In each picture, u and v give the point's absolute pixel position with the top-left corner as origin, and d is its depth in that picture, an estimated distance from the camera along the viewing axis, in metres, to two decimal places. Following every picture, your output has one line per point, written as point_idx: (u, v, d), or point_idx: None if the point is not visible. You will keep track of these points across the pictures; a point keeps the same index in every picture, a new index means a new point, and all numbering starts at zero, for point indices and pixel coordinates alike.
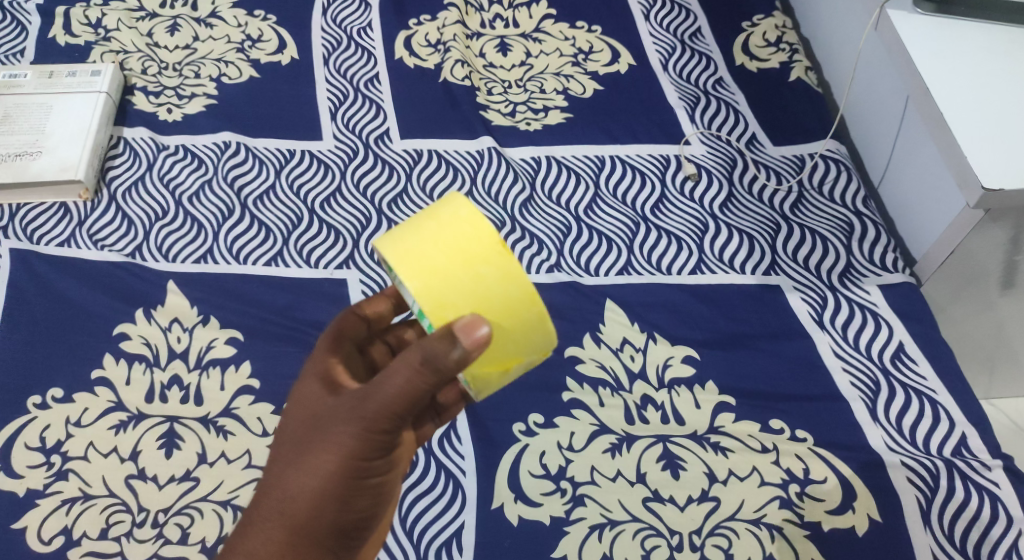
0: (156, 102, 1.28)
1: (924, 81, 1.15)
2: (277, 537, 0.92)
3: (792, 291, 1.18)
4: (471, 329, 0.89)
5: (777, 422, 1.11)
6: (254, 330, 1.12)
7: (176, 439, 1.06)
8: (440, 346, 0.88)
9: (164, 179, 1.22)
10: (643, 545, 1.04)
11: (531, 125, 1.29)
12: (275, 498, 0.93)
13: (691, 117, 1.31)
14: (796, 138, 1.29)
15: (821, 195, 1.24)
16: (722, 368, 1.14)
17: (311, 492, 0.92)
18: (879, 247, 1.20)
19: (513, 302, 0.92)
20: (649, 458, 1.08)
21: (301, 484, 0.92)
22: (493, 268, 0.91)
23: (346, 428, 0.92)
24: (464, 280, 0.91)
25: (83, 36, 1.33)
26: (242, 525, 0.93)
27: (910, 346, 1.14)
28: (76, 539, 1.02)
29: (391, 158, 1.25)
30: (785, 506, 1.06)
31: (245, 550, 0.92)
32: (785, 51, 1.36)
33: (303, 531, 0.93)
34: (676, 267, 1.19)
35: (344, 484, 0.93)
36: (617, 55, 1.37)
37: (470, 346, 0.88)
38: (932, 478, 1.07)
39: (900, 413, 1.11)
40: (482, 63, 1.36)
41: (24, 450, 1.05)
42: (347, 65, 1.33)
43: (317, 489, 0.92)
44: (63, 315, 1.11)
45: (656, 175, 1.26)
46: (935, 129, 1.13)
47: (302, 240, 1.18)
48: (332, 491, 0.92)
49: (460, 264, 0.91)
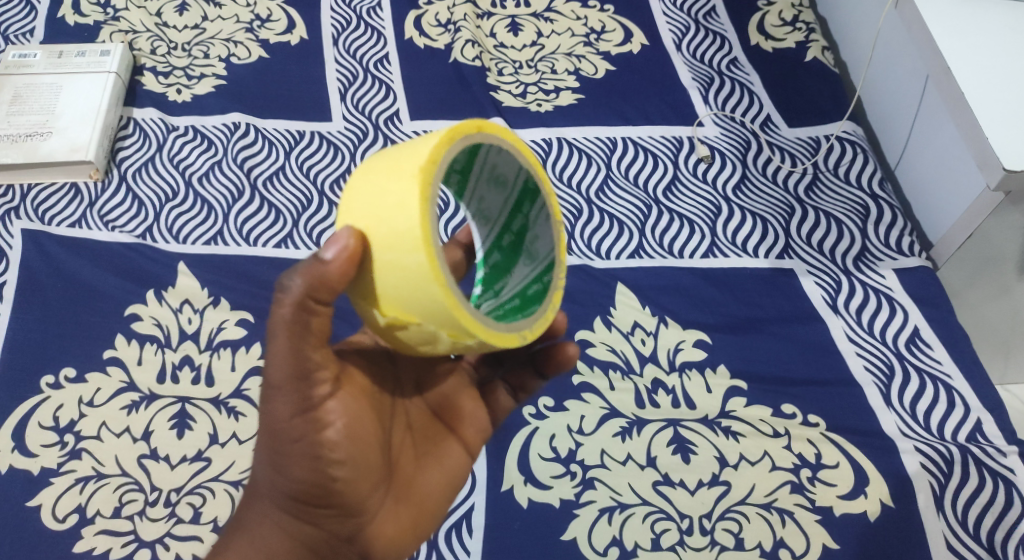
0: (165, 82, 1.27)
1: (945, 60, 1.12)
2: (272, 516, 0.92)
3: (806, 275, 1.17)
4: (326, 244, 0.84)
5: (790, 407, 1.10)
6: (264, 311, 1.12)
7: (188, 419, 1.07)
8: (311, 271, 0.85)
9: (174, 160, 1.21)
10: (653, 529, 1.04)
11: (543, 106, 1.28)
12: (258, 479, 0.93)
13: (705, 97, 1.29)
14: (812, 119, 1.27)
15: (836, 177, 1.22)
16: (734, 352, 1.13)
17: (275, 463, 0.90)
18: (895, 230, 1.19)
19: (393, 243, 0.82)
20: (660, 442, 1.08)
21: (263, 462, 0.91)
22: (392, 204, 0.82)
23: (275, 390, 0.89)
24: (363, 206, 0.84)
25: (92, 15, 1.32)
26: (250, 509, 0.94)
27: (925, 331, 1.13)
28: (89, 518, 1.02)
29: (401, 139, 1.24)
30: (797, 491, 1.06)
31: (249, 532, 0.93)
32: (802, 30, 1.34)
33: (285, 508, 0.91)
34: (689, 250, 1.18)
35: (291, 444, 0.89)
36: (630, 35, 1.35)
37: (329, 249, 0.84)
38: (946, 463, 1.06)
39: (914, 399, 1.10)
40: (493, 43, 1.34)
41: (37, 429, 1.06)
42: (357, 45, 1.32)
43: (281, 460, 0.90)
44: (76, 295, 1.12)
45: (668, 156, 1.24)
46: (956, 110, 1.11)
47: (312, 222, 1.18)
48: (288, 454, 0.89)
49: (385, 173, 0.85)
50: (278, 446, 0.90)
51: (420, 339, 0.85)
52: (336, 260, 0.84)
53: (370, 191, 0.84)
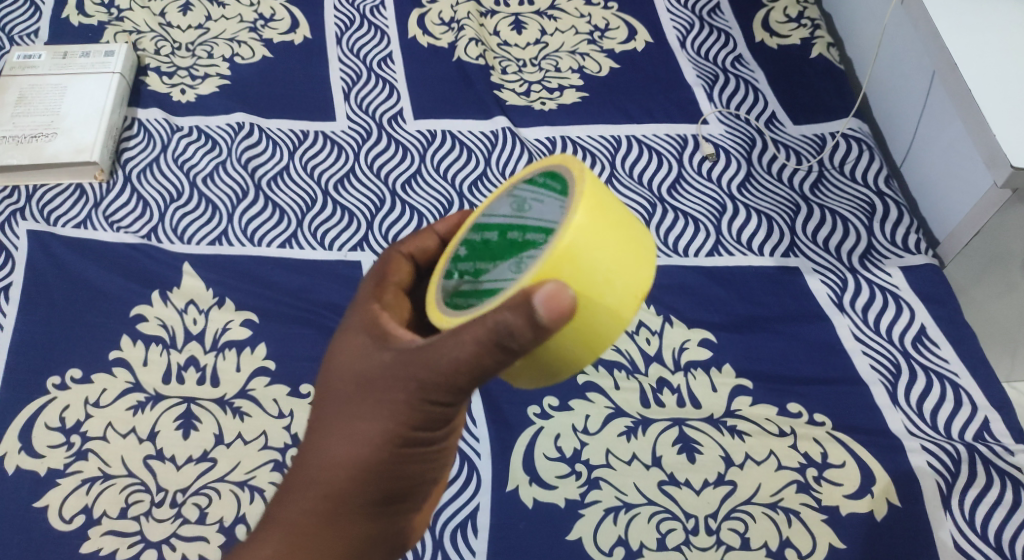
0: (169, 82, 1.28)
1: (951, 56, 1.11)
2: (319, 508, 0.91)
3: (811, 273, 1.16)
4: (553, 294, 0.83)
5: (795, 406, 1.09)
6: (269, 312, 1.12)
7: (193, 420, 1.07)
8: (522, 329, 0.83)
9: (178, 160, 1.22)
10: (658, 528, 1.04)
11: (546, 104, 1.27)
12: (322, 469, 0.91)
13: (710, 95, 1.28)
14: (818, 115, 1.26)
15: (842, 174, 1.22)
16: (739, 351, 1.12)
17: (356, 454, 0.91)
18: (901, 227, 1.18)
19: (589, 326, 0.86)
20: (665, 441, 1.07)
21: (349, 453, 0.91)
22: (612, 309, 0.86)
23: (393, 391, 0.90)
24: (620, 287, 0.86)
25: (96, 16, 1.32)
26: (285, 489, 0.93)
27: (932, 329, 1.13)
28: (96, 518, 1.03)
29: (405, 139, 1.24)
30: (803, 490, 1.05)
31: (283, 521, 0.91)
32: (807, 26, 1.33)
33: (346, 498, 0.92)
34: (693, 249, 1.18)
35: (391, 447, 0.91)
36: (634, 32, 1.34)
37: (557, 313, 0.83)
38: (953, 462, 1.05)
39: (921, 397, 1.09)
40: (497, 41, 1.33)
41: (44, 430, 1.06)
42: (360, 44, 1.32)
43: (366, 453, 0.91)
44: (82, 296, 1.12)
45: (673, 154, 1.24)
46: (962, 106, 1.10)
47: (316, 221, 1.18)
48: (380, 454, 0.91)
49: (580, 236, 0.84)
50: (373, 443, 0.91)
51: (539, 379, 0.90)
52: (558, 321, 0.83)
53: (622, 271, 0.86)
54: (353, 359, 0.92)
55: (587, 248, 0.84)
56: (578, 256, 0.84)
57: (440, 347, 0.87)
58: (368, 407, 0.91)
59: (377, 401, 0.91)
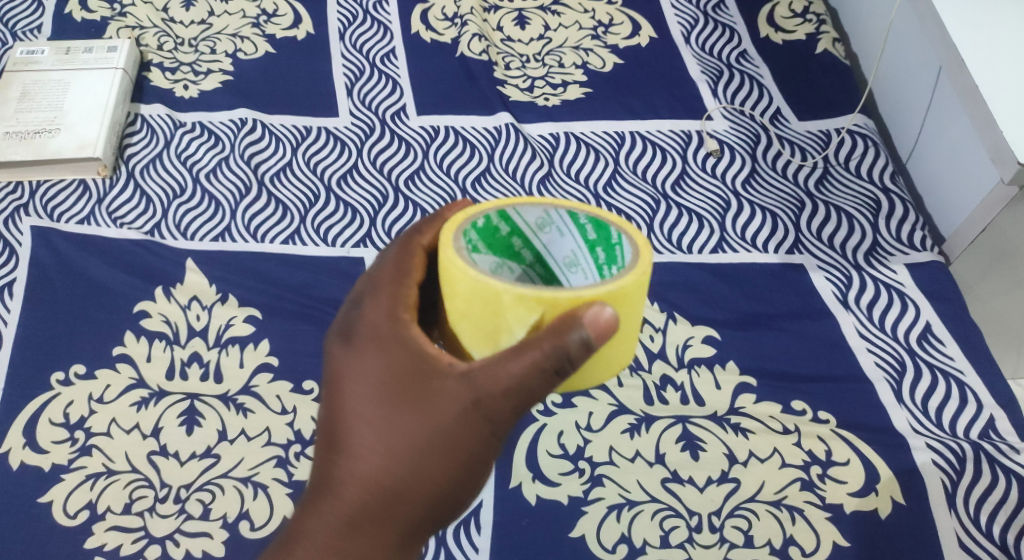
0: (172, 78, 1.27)
1: (957, 51, 1.11)
2: (368, 526, 0.91)
3: (816, 270, 1.16)
4: (603, 318, 0.81)
5: (800, 403, 1.09)
6: (272, 308, 1.12)
7: (196, 416, 1.07)
8: (572, 347, 0.81)
9: (182, 156, 1.21)
10: (662, 526, 1.03)
11: (550, 100, 1.27)
12: (372, 488, 0.90)
13: (714, 91, 1.28)
14: (823, 111, 1.25)
15: (847, 171, 1.21)
16: (743, 348, 1.12)
17: (396, 474, 0.89)
18: (907, 224, 1.18)
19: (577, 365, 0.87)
20: (668, 439, 1.07)
21: (398, 468, 0.89)
22: (606, 361, 0.88)
23: (451, 412, 0.87)
24: (621, 341, 0.87)
25: (99, 11, 1.32)
26: (327, 508, 0.91)
27: (937, 326, 1.12)
28: (100, 514, 1.03)
29: (408, 135, 1.24)
30: (807, 488, 1.05)
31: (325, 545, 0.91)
32: (812, 22, 1.32)
33: (394, 517, 0.90)
34: (697, 246, 1.17)
35: (429, 473, 0.89)
36: (638, 28, 1.33)
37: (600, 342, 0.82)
38: (958, 461, 1.05)
39: (925, 395, 1.09)
40: (500, 37, 1.33)
41: (48, 426, 1.06)
42: (363, 40, 1.32)
43: (409, 475, 0.89)
44: (86, 292, 1.12)
45: (677, 150, 1.23)
46: (969, 101, 1.09)
47: (319, 218, 1.18)
48: (420, 479, 0.89)
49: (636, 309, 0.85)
50: (414, 465, 0.89)
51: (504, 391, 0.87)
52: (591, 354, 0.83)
53: (630, 334, 0.87)
54: (398, 374, 0.89)
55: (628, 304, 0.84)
56: (623, 305, 0.84)
57: (500, 374, 0.85)
58: (417, 429, 0.88)
59: (430, 426, 0.88)
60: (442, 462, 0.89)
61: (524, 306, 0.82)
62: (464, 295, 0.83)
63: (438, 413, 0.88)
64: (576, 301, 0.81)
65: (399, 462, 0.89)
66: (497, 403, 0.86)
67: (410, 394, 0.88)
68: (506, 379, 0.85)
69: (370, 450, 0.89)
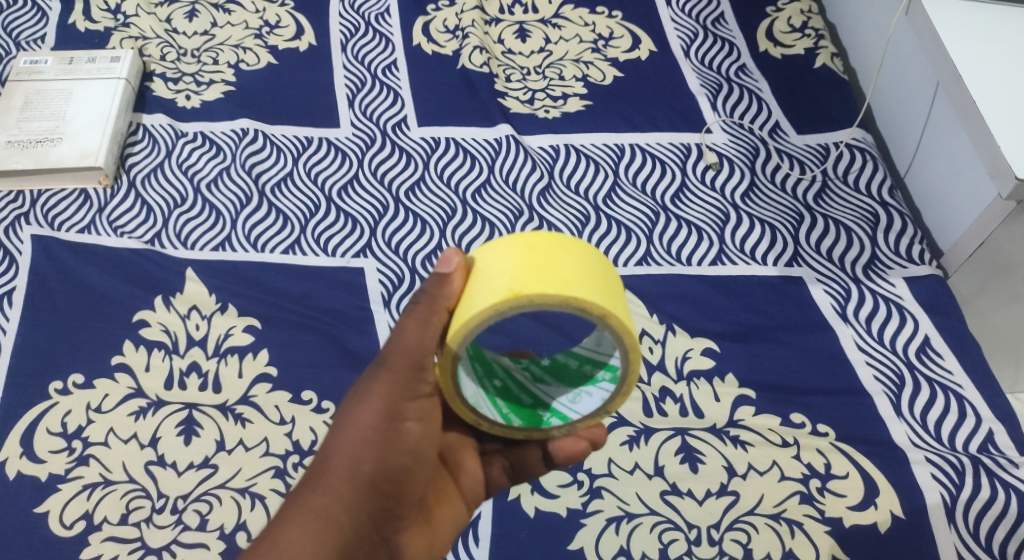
0: (174, 88, 1.28)
1: (955, 67, 1.11)
2: (312, 512, 0.90)
3: (814, 282, 1.16)
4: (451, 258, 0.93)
5: (799, 416, 1.09)
6: (272, 318, 1.12)
7: (195, 426, 1.07)
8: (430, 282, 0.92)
9: (183, 166, 1.22)
10: (660, 539, 1.03)
11: (550, 113, 1.27)
12: (315, 472, 0.92)
13: (713, 104, 1.28)
14: (822, 125, 1.26)
15: (845, 185, 1.21)
16: (742, 360, 1.12)
17: (332, 458, 0.92)
18: (905, 238, 1.18)
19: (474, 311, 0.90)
20: (667, 451, 1.07)
21: (336, 448, 0.92)
22: (492, 288, 0.89)
23: (373, 382, 0.92)
24: (507, 269, 0.90)
25: (102, 22, 1.32)
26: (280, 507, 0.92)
27: (936, 340, 1.12)
28: (97, 524, 1.02)
29: (408, 146, 1.24)
30: (806, 501, 1.05)
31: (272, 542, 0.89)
32: (811, 36, 1.33)
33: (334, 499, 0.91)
34: (696, 258, 1.18)
35: (360, 444, 0.91)
36: (637, 41, 1.34)
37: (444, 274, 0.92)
38: (957, 475, 1.05)
39: (924, 408, 1.09)
40: (501, 50, 1.34)
41: (46, 435, 1.06)
42: (365, 51, 1.32)
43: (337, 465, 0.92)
44: (85, 301, 1.12)
45: (676, 163, 1.24)
46: (967, 118, 1.10)
47: (319, 228, 1.18)
48: (350, 464, 0.91)
49: (535, 255, 0.91)
50: (346, 448, 0.91)
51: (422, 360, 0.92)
52: (454, 275, 0.92)
53: (521, 265, 0.90)
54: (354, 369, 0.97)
55: (502, 247, 0.93)
56: (512, 246, 0.92)
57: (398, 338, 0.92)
58: (347, 408, 0.93)
59: (361, 405, 0.92)
60: (371, 432, 0.91)
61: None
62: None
63: (364, 392, 0.92)
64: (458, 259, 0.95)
65: (334, 445, 0.92)
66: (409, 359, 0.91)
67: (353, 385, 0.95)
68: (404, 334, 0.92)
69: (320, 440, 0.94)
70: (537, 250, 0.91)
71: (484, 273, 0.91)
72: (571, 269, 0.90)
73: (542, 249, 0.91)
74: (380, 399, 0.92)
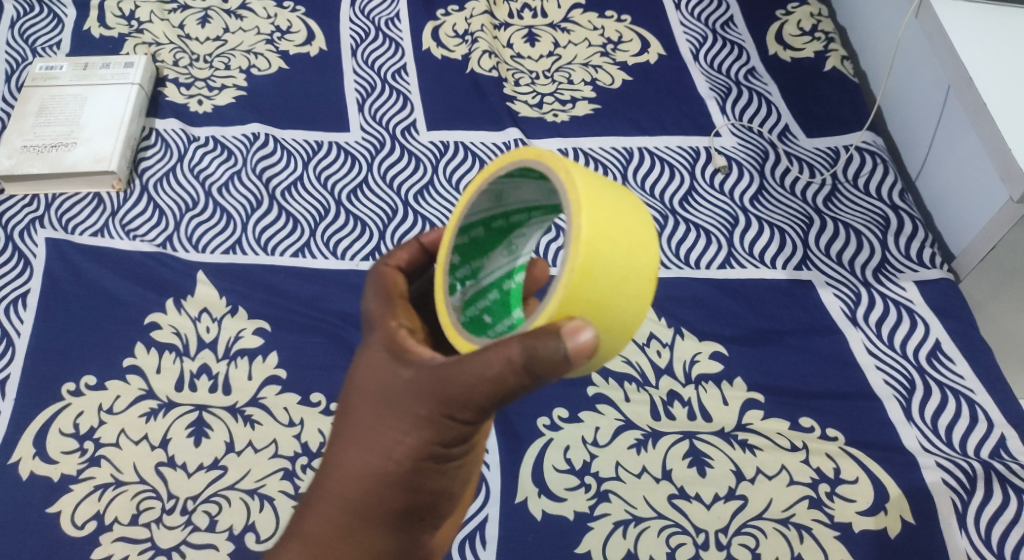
0: (187, 93, 1.29)
1: (965, 69, 1.11)
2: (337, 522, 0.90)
3: (824, 286, 1.15)
4: (578, 335, 0.82)
5: (808, 420, 1.08)
6: (281, 320, 1.13)
7: (205, 428, 1.07)
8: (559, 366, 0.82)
9: (194, 171, 1.23)
10: (668, 543, 1.03)
11: (559, 116, 1.28)
12: (340, 478, 0.90)
13: (722, 108, 1.28)
14: (831, 129, 1.26)
15: (855, 188, 1.21)
16: (751, 364, 1.11)
17: (362, 472, 0.90)
18: (916, 241, 1.18)
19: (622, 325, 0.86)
20: (675, 455, 1.07)
21: (366, 461, 0.90)
22: (634, 298, 0.85)
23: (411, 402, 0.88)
24: (626, 274, 0.84)
25: (116, 28, 1.34)
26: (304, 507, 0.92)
27: (947, 344, 1.11)
28: (107, 525, 1.03)
29: (418, 149, 1.25)
30: (815, 506, 1.04)
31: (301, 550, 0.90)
32: (820, 40, 1.33)
33: (365, 511, 0.90)
34: (705, 261, 1.17)
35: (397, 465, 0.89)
36: (646, 45, 1.34)
37: (582, 354, 0.82)
38: (969, 480, 1.04)
39: (935, 413, 1.08)
40: (510, 54, 1.34)
41: (58, 436, 1.07)
42: (375, 56, 1.33)
43: (365, 478, 0.90)
44: (98, 304, 1.13)
45: (685, 166, 1.24)
46: (976, 119, 1.09)
47: (329, 231, 1.19)
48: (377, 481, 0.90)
49: (635, 243, 0.85)
50: (373, 466, 0.90)
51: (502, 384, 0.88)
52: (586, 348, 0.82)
53: (630, 259, 0.84)
54: (372, 375, 0.91)
55: (595, 251, 0.83)
56: (610, 261, 0.83)
57: (463, 372, 0.85)
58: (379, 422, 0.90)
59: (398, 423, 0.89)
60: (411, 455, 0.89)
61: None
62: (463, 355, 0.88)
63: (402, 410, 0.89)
64: (554, 309, 0.83)
65: (360, 460, 0.90)
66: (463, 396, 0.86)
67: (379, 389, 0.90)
68: (464, 368, 0.85)
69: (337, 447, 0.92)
70: (628, 238, 0.84)
71: (607, 302, 0.84)
72: (637, 213, 0.86)
73: (619, 234, 0.84)
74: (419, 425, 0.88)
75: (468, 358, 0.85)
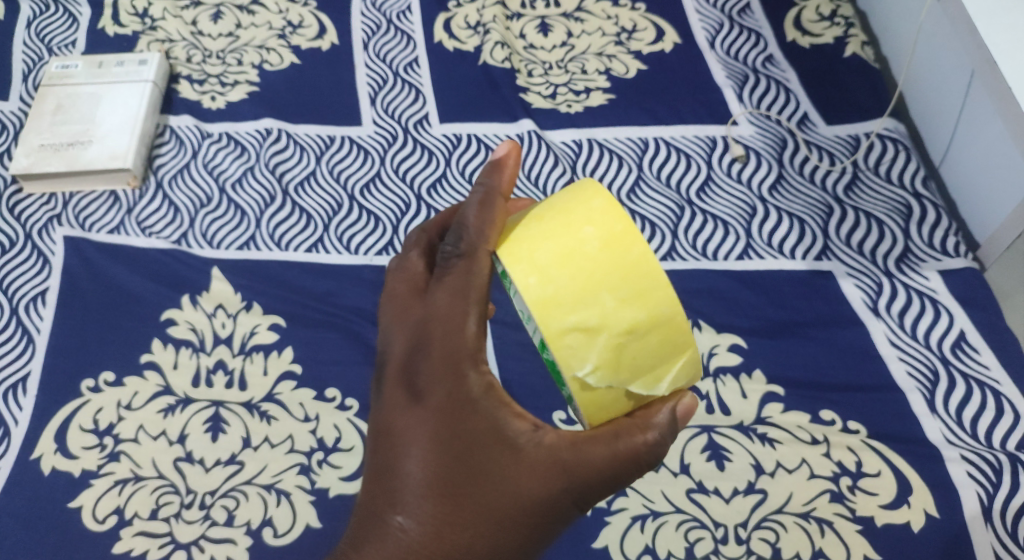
0: (200, 89, 1.29)
1: (989, 53, 1.08)
2: None
3: (845, 277, 1.13)
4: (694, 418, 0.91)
5: (828, 413, 1.06)
6: (296, 316, 1.13)
7: (221, 423, 1.08)
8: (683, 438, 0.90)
9: (208, 167, 1.23)
10: (687, 537, 1.01)
11: (573, 107, 1.26)
12: (422, 525, 0.87)
13: (739, 96, 1.26)
14: (852, 116, 1.24)
15: (877, 176, 1.19)
16: (770, 356, 1.09)
17: (446, 524, 0.87)
18: (939, 230, 1.15)
19: None
20: (694, 448, 1.05)
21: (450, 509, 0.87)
22: None
23: (523, 470, 0.87)
24: None
25: (130, 26, 1.35)
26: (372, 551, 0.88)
27: (972, 335, 1.09)
28: (128, 519, 1.04)
29: (431, 143, 1.24)
30: (836, 500, 1.03)
31: None
32: (840, 25, 1.31)
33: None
34: (722, 252, 1.16)
35: (489, 519, 0.87)
36: (662, 34, 1.32)
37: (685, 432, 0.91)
38: (995, 473, 1.02)
39: (960, 405, 1.06)
40: (523, 45, 1.33)
41: (78, 432, 1.07)
42: (387, 49, 1.32)
43: (451, 529, 0.87)
44: (117, 300, 1.14)
45: (702, 156, 1.22)
46: (1003, 105, 1.06)
47: (342, 226, 1.18)
48: (450, 544, 0.87)
49: None
50: (452, 525, 0.87)
51: (648, 348, 0.86)
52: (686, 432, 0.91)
53: None
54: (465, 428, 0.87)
55: None
56: None
57: (589, 446, 0.86)
58: (473, 483, 0.87)
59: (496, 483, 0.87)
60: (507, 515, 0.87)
61: (692, 363, 0.88)
62: (669, 310, 0.86)
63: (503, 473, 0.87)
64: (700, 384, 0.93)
65: (439, 513, 0.87)
66: (576, 467, 0.86)
67: (481, 452, 0.87)
68: (571, 463, 0.86)
69: (403, 502, 0.88)
70: None
71: None
72: None
73: None
74: (520, 487, 0.87)
75: (590, 446, 0.86)
